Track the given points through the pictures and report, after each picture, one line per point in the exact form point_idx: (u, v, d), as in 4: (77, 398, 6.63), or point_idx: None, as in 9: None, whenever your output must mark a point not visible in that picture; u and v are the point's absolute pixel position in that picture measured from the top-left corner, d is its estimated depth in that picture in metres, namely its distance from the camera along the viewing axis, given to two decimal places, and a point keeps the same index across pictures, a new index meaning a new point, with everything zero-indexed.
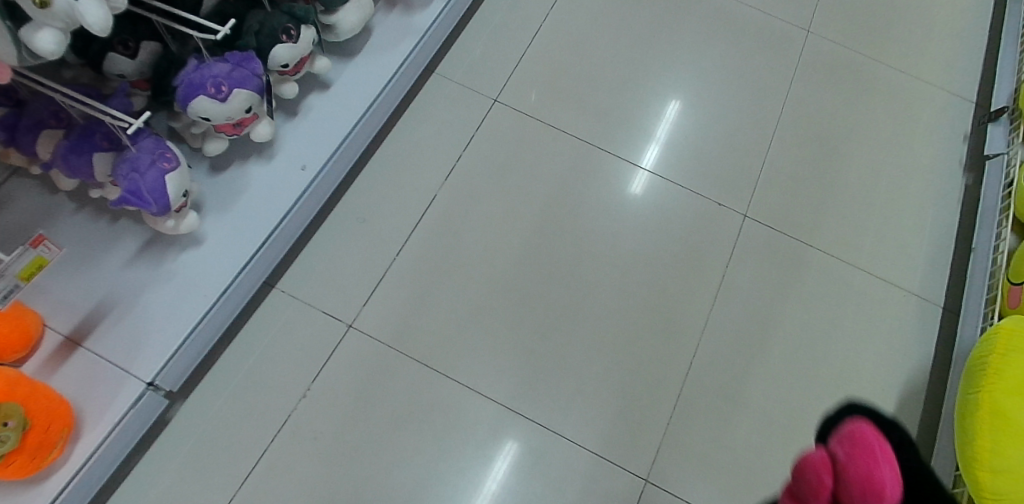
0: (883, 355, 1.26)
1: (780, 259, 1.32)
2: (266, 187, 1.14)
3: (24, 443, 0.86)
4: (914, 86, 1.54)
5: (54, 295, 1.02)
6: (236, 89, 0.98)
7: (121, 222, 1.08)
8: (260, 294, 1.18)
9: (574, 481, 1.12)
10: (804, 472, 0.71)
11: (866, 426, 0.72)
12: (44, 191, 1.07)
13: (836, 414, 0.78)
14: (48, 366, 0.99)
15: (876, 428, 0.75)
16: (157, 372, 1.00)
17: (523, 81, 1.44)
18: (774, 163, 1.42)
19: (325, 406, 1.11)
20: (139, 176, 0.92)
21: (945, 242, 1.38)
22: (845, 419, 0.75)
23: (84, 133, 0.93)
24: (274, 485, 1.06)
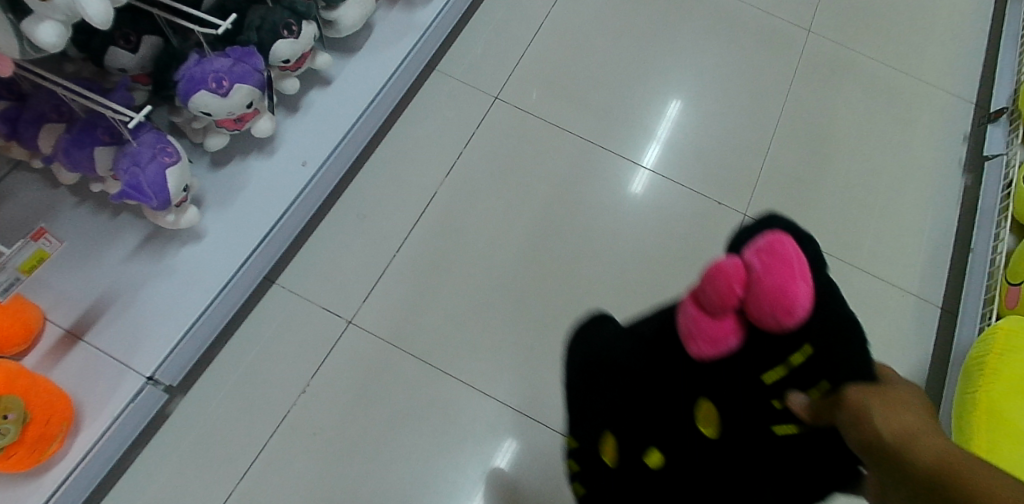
0: (882, 355, 1.27)
1: None
2: (266, 183, 1.14)
3: (24, 435, 0.86)
4: (914, 86, 1.55)
5: (55, 288, 1.03)
6: (238, 84, 0.98)
7: (122, 216, 1.08)
8: (261, 289, 1.18)
9: None
10: (712, 277, 0.63)
11: (784, 238, 0.63)
12: (45, 185, 1.07)
13: (750, 229, 0.68)
14: (50, 359, 0.99)
15: (794, 239, 0.66)
16: (156, 367, 1.00)
17: (524, 79, 1.44)
18: (774, 163, 1.42)
19: (324, 402, 1.12)
20: (140, 170, 0.92)
21: (944, 243, 1.38)
22: (759, 232, 0.66)
23: (85, 126, 0.93)
24: (274, 481, 1.06)
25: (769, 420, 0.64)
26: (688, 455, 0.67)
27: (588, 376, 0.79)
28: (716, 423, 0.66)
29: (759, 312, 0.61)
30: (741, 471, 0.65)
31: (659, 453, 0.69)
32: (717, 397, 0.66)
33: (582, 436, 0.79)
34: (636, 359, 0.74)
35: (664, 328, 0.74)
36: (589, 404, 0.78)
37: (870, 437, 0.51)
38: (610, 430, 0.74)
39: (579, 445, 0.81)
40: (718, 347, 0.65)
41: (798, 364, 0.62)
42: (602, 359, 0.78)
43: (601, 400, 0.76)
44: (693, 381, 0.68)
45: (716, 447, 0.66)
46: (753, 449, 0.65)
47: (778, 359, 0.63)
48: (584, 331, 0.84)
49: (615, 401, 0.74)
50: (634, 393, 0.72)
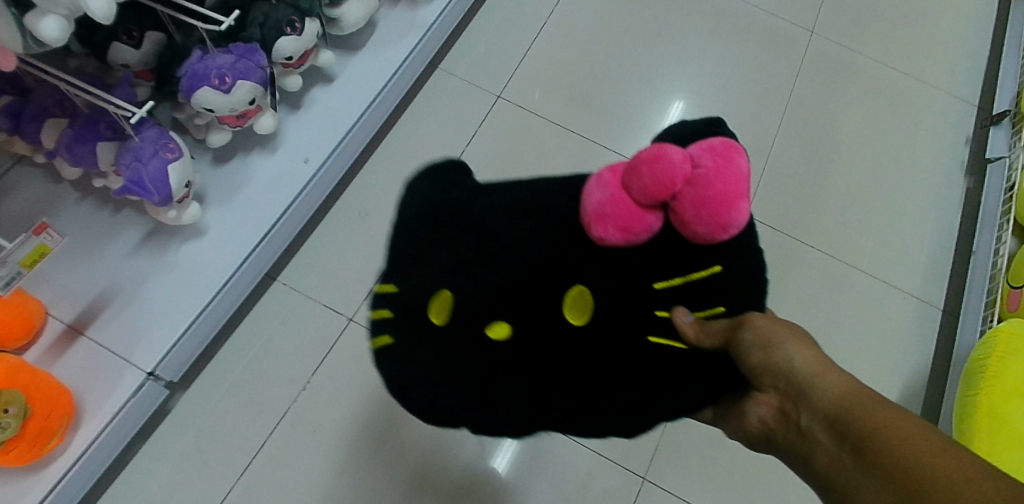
0: (882, 357, 1.27)
1: (781, 259, 1.33)
2: (268, 180, 1.14)
3: (25, 430, 0.87)
4: (917, 88, 1.54)
5: (57, 283, 1.02)
6: (240, 81, 0.98)
7: (124, 211, 1.08)
8: (262, 286, 1.18)
9: (573, 478, 1.12)
10: (655, 166, 0.66)
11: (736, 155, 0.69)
12: (47, 180, 1.07)
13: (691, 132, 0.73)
14: (51, 353, 1.00)
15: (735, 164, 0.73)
16: (157, 363, 1.00)
17: (527, 78, 1.44)
18: (776, 164, 1.42)
19: (324, 400, 1.12)
20: (142, 165, 0.92)
21: (946, 245, 1.38)
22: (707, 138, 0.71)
23: (88, 122, 0.93)
24: (274, 478, 1.06)
25: (649, 330, 0.71)
26: (547, 337, 0.72)
27: (443, 226, 0.78)
28: (590, 311, 0.72)
29: (686, 213, 0.67)
30: (600, 362, 0.72)
31: (510, 327, 0.73)
32: (600, 281, 0.72)
33: (414, 283, 0.77)
34: (507, 228, 0.75)
35: (548, 202, 0.76)
36: (432, 253, 0.77)
37: (784, 366, 0.69)
38: (452, 290, 0.74)
39: (403, 289, 0.77)
40: (628, 236, 0.70)
41: (692, 277, 0.71)
42: (466, 212, 0.77)
43: (449, 256, 0.76)
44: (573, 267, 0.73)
45: (582, 335, 0.72)
46: (622, 349, 0.72)
47: (680, 270, 0.71)
48: (445, 176, 0.82)
49: (470, 262, 0.75)
50: (492, 264, 0.74)
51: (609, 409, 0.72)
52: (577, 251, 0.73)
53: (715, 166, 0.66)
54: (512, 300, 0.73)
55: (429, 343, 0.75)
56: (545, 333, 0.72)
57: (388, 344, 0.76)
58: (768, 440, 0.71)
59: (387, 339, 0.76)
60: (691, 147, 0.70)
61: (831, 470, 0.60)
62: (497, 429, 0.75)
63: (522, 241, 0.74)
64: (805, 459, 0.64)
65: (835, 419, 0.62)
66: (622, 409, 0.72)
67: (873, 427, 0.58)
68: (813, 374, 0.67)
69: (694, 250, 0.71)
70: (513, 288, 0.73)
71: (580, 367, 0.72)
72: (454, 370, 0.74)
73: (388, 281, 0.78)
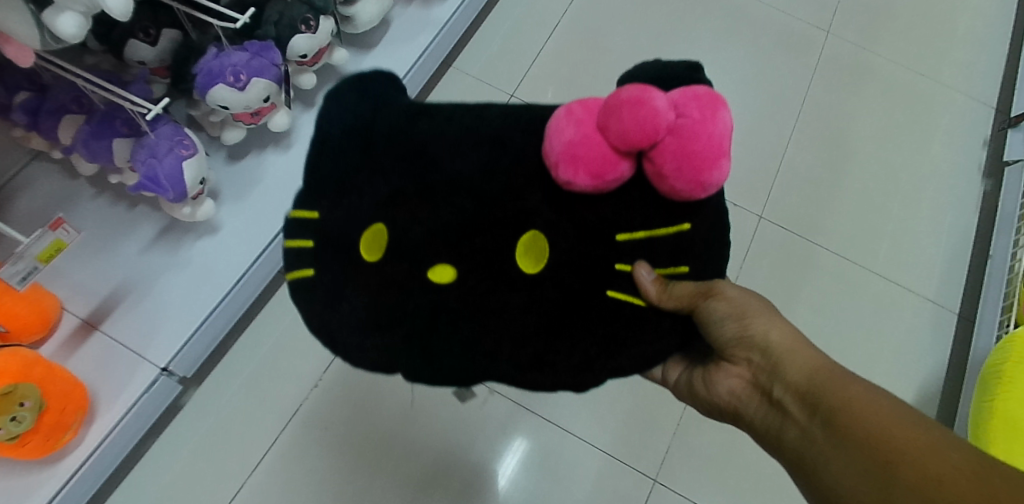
0: (897, 361, 1.26)
1: (794, 261, 1.32)
2: (282, 177, 1.14)
3: (41, 423, 0.87)
4: (934, 90, 1.53)
5: (72, 278, 1.03)
6: (255, 78, 0.99)
7: (139, 207, 1.09)
8: (274, 283, 1.18)
9: (584, 478, 1.12)
10: (635, 105, 0.54)
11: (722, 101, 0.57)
12: (64, 175, 1.08)
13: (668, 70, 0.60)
14: (66, 348, 1.01)
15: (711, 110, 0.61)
16: (171, 358, 1.01)
17: (540, 76, 1.43)
18: (791, 165, 1.41)
19: (336, 397, 1.12)
20: (157, 162, 0.93)
21: (963, 248, 1.37)
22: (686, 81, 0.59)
23: (105, 118, 0.93)
24: (286, 474, 1.07)
25: (607, 284, 0.60)
26: (495, 283, 0.60)
27: (371, 146, 0.65)
28: (542, 260, 0.60)
29: (664, 167, 0.55)
30: (556, 313, 0.60)
31: (453, 270, 0.61)
32: (556, 227, 0.60)
33: (339, 211, 0.64)
34: (445, 152, 0.63)
35: (500, 129, 0.63)
36: (360, 175, 0.64)
37: (760, 341, 0.64)
38: (386, 221, 0.62)
39: (328, 216, 0.65)
40: (598, 183, 0.57)
41: (652, 227, 0.60)
42: (399, 132, 0.65)
43: (381, 183, 0.64)
44: (525, 205, 0.60)
45: (537, 284, 0.60)
46: (580, 301, 0.60)
47: (644, 222, 0.59)
48: (378, 92, 0.67)
49: (404, 188, 0.63)
50: (433, 192, 0.62)
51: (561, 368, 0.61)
52: (533, 191, 0.60)
53: (699, 113, 0.54)
54: (455, 236, 0.61)
55: (357, 283, 0.63)
56: (490, 276, 0.60)
57: (311, 275, 0.65)
58: (733, 414, 0.67)
59: (312, 272, 0.65)
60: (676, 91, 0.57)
61: (804, 447, 0.58)
62: (433, 385, 0.62)
63: (465, 168, 0.62)
64: (774, 435, 0.61)
65: (812, 393, 0.59)
66: (576, 367, 0.61)
67: (850, 408, 0.56)
68: (791, 349, 0.63)
69: (662, 200, 0.59)
70: (456, 223, 0.61)
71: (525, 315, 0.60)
72: (382, 311, 0.62)
73: (313, 206, 0.66)
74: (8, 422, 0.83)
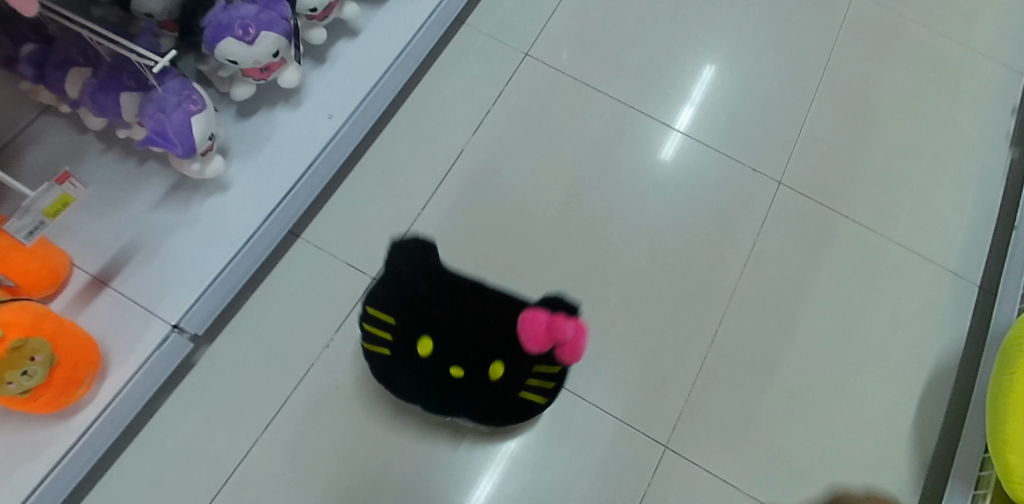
0: (915, 331, 1.24)
1: (812, 228, 1.29)
2: (292, 135, 1.13)
3: (52, 377, 0.88)
4: (963, 53, 1.48)
5: (83, 234, 1.03)
6: (264, 32, 0.96)
7: (148, 163, 1.08)
8: (285, 243, 1.18)
9: (594, 442, 1.12)
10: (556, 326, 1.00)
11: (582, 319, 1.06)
12: (73, 130, 1.07)
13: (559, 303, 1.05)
14: (77, 304, 1.00)
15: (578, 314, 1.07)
16: (182, 315, 1.01)
17: (556, 36, 1.40)
18: (812, 130, 1.37)
19: (346, 358, 1.12)
20: (165, 117, 0.91)
21: (987, 218, 1.33)
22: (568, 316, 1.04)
23: (111, 71, 0.92)
24: (296, 433, 1.07)
25: (528, 375, 1.07)
26: (473, 393, 1.05)
27: (437, 296, 1.07)
28: (500, 376, 1.05)
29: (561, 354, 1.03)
30: (500, 411, 1.07)
31: (462, 372, 1.04)
32: (509, 359, 1.05)
33: (408, 327, 1.05)
34: (471, 319, 1.06)
35: (489, 328, 1.06)
36: (423, 307, 1.06)
37: None
38: (430, 338, 1.05)
39: (399, 326, 1.06)
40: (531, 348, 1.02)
41: (547, 375, 1.08)
42: (439, 312, 1.06)
43: (434, 311, 1.06)
44: (494, 356, 1.05)
45: (497, 384, 1.05)
46: (507, 407, 1.07)
47: (538, 389, 1.08)
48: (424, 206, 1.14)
49: (444, 322, 1.05)
50: (460, 331, 1.05)
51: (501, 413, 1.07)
52: None
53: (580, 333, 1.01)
54: (468, 354, 1.04)
55: (397, 377, 1.06)
56: (480, 379, 1.05)
57: (384, 354, 1.06)
58: None
59: (385, 352, 1.06)
60: (576, 319, 1.04)
61: None
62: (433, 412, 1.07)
63: (475, 322, 1.06)
64: None
65: None
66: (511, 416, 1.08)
67: None
68: None
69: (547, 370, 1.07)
70: (472, 341, 1.04)
71: (489, 399, 1.06)
72: (420, 386, 1.05)
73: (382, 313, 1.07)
74: (20, 375, 0.83)
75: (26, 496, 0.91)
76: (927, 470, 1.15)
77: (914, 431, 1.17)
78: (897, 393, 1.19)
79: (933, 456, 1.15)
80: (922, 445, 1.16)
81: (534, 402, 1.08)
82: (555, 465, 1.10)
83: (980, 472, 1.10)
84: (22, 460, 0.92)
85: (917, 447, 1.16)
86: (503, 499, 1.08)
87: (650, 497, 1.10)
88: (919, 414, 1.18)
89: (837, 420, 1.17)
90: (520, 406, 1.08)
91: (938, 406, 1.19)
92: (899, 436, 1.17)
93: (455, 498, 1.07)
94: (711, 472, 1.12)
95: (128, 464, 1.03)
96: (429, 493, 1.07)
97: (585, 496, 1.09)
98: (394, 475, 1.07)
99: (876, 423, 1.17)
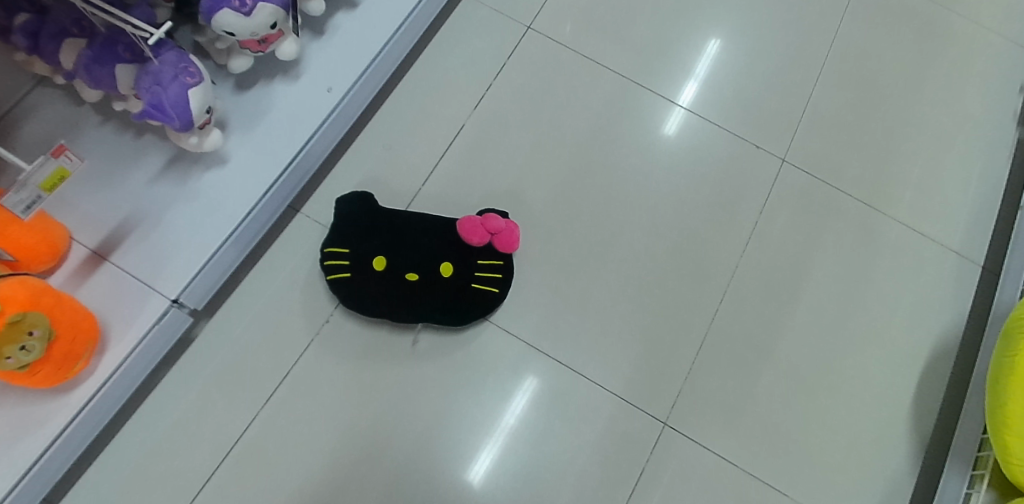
0: (917, 311, 1.23)
1: (816, 207, 1.28)
2: (291, 108, 1.11)
3: (50, 353, 0.87)
4: (972, 30, 1.45)
5: (81, 208, 1.02)
6: (261, 3, 0.94)
7: (146, 136, 1.06)
8: (284, 218, 1.17)
9: (592, 419, 1.12)
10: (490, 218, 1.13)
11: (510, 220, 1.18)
12: (69, 102, 1.06)
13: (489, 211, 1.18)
14: (76, 278, 1.00)
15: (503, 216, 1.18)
16: (181, 290, 1.00)
17: (559, 9, 1.37)
18: (817, 107, 1.35)
19: (346, 334, 1.12)
20: (162, 90, 0.90)
21: (992, 198, 1.32)
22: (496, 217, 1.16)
23: (106, 42, 0.90)
24: (297, 408, 1.07)
25: (473, 262, 1.14)
26: (430, 290, 1.11)
27: (388, 220, 1.15)
28: (450, 272, 1.13)
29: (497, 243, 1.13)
30: (461, 304, 1.12)
31: (417, 276, 1.12)
32: (454, 256, 1.14)
33: (362, 246, 1.13)
34: (413, 228, 1.15)
35: (429, 232, 1.14)
36: (372, 229, 1.14)
37: None
38: (384, 254, 1.12)
39: (353, 250, 1.12)
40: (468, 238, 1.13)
41: (493, 267, 1.15)
42: (387, 228, 1.14)
43: (383, 233, 1.14)
44: (437, 255, 1.13)
45: (450, 279, 1.12)
46: (466, 299, 1.12)
47: (487, 280, 1.14)
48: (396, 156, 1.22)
49: (392, 239, 1.13)
50: (407, 241, 1.14)
51: (465, 309, 1.12)
52: None
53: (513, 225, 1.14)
54: (418, 260, 1.13)
55: (359, 299, 1.10)
56: (434, 279, 1.12)
57: (345, 277, 1.11)
58: None
59: (346, 275, 1.11)
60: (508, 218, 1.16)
61: None
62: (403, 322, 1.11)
63: (420, 232, 1.14)
64: None
65: None
66: (472, 310, 1.12)
67: None
68: None
69: (491, 262, 1.15)
70: (418, 248, 1.13)
71: (447, 297, 1.12)
72: (383, 297, 1.11)
73: (335, 245, 1.13)
74: (18, 351, 0.82)
75: (27, 469, 0.91)
76: (924, 450, 1.15)
77: (913, 412, 1.17)
78: (897, 373, 1.19)
79: (931, 436, 1.16)
80: (920, 425, 1.16)
81: (488, 293, 1.13)
82: (554, 441, 1.10)
83: (980, 452, 1.10)
84: (22, 434, 0.92)
85: (915, 427, 1.16)
86: (502, 474, 1.08)
87: (649, 474, 1.10)
88: (918, 395, 1.18)
89: (835, 400, 1.17)
90: (476, 298, 1.13)
91: (938, 386, 1.19)
92: (897, 416, 1.17)
93: (454, 473, 1.07)
94: (709, 450, 1.12)
95: (129, 437, 1.03)
96: (428, 468, 1.07)
97: (584, 472, 1.09)
98: (393, 450, 1.07)
99: (875, 403, 1.17)
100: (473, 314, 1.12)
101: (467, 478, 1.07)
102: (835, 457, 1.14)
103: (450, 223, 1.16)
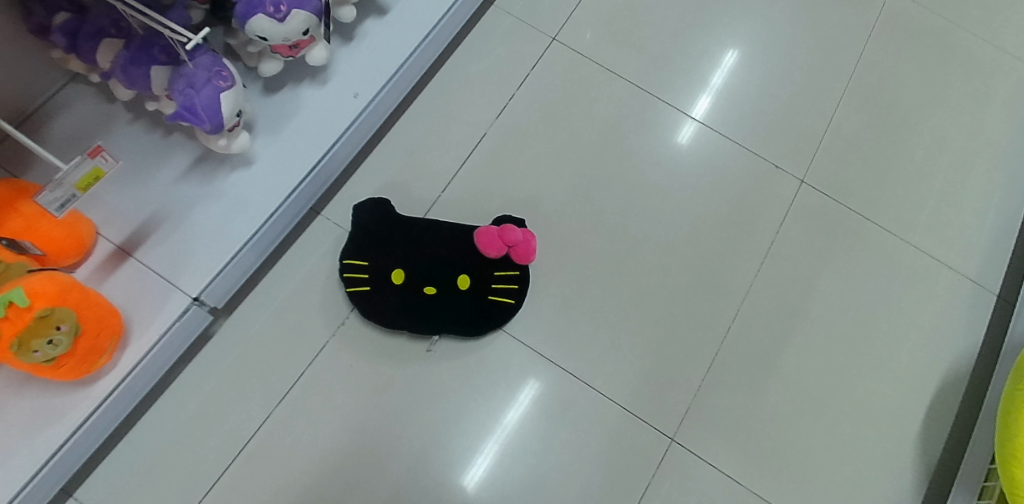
0: (929, 338, 1.24)
1: (831, 229, 1.29)
2: (317, 113, 1.13)
3: (76, 347, 0.89)
4: (996, 57, 1.45)
5: (108, 204, 1.04)
6: (295, 10, 0.95)
7: (174, 136, 1.08)
8: (305, 220, 1.18)
9: (600, 431, 1.13)
10: (506, 232, 1.12)
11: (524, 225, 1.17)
12: (101, 99, 1.08)
13: (502, 219, 1.18)
14: (101, 273, 1.01)
15: (518, 222, 1.18)
16: (202, 288, 1.02)
17: (584, 20, 1.38)
18: (837, 128, 1.36)
19: (361, 337, 1.13)
20: (195, 93, 0.92)
21: (1009, 226, 1.32)
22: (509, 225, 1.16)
23: (143, 44, 0.92)
24: (309, 407, 1.09)
25: (490, 275, 1.15)
26: (448, 303, 1.13)
27: (406, 231, 1.16)
28: (468, 285, 1.14)
29: (513, 255, 1.13)
30: (477, 317, 1.13)
31: (435, 290, 1.13)
32: (471, 269, 1.15)
33: (381, 260, 1.14)
34: (431, 241, 1.15)
35: (447, 246, 1.15)
36: (390, 242, 1.15)
37: None
38: (403, 268, 1.13)
39: (372, 263, 1.14)
40: (484, 251, 1.13)
41: (508, 279, 1.16)
42: (405, 242, 1.15)
43: (401, 246, 1.15)
44: (455, 267, 1.14)
45: (467, 292, 1.14)
46: (483, 312, 1.13)
47: (503, 292, 1.15)
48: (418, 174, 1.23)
49: (410, 252, 1.14)
50: (425, 254, 1.14)
51: (482, 323, 1.13)
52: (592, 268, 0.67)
53: (526, 235, 1.13)
54: (436, 272, 1.14)
55: (378, 313, 1.12)
56: (450, 292, 1.13)
57: (365, 290, 1.13)
58: None
59: (365, 288, 1.13)
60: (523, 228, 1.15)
61: None
62: (422, 333, 1.13)
63: (437, 244, 1.15)
64: None
65: None
66: (489, 324, 1.14)
67: None
68: None
69: (507, 274, 1.16)
70: (436, 262, 1.14)
71: (463, 311, 1.13)
72: (401, 311, 1.12)
73: (354, 257, 1.14)
74: (45, 345, 0.84)
75: (48, 457, 0.93)
76: (929, 477, 1.16)
77: (919, 438, 1.18)
78: (905, 399, 1.20)
79: (936, 465, 1.16)
80: (926, 452, 1.17)
81: (503, 304, 1.15)
82: (559, 451, 1.11)
83: (985, 482, 1.11)
84: (43, 424, 0.94)
85: (921, 455, 1.17)
86: (508, 481, 1.09)
87: (653, 488, 1.11)
88: (926, 422, 1.19)
89: (843, 423, 1.18)
90: (493, 310, 1.14)
91: (945, 413, 1.19)
92: (903, 441, 1.17)
93: (462, 478, 1.09)
94: (714, 467, 1.13)
95: (143, 432, 1.05)
96: (436, 471, 1.08)
97: (588, 483, 1.10)
98: (402, 452, 1.09)
99: (882, 429, 1.18)
100: (489, 328, 1.14)
101: (473, 483, 1.09)
102: (839, 480, 1.15)
103: (467, 235, 1.16)
